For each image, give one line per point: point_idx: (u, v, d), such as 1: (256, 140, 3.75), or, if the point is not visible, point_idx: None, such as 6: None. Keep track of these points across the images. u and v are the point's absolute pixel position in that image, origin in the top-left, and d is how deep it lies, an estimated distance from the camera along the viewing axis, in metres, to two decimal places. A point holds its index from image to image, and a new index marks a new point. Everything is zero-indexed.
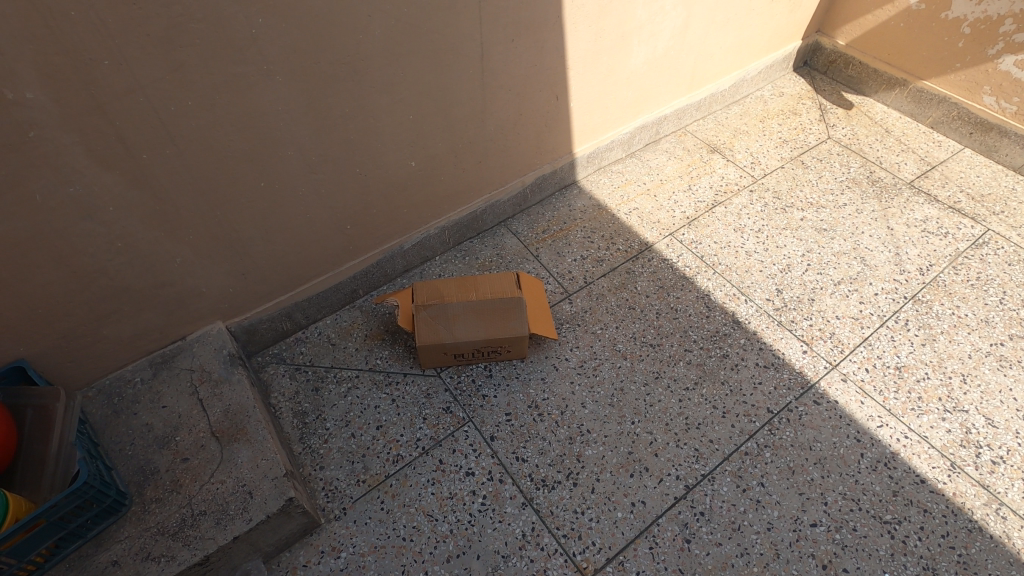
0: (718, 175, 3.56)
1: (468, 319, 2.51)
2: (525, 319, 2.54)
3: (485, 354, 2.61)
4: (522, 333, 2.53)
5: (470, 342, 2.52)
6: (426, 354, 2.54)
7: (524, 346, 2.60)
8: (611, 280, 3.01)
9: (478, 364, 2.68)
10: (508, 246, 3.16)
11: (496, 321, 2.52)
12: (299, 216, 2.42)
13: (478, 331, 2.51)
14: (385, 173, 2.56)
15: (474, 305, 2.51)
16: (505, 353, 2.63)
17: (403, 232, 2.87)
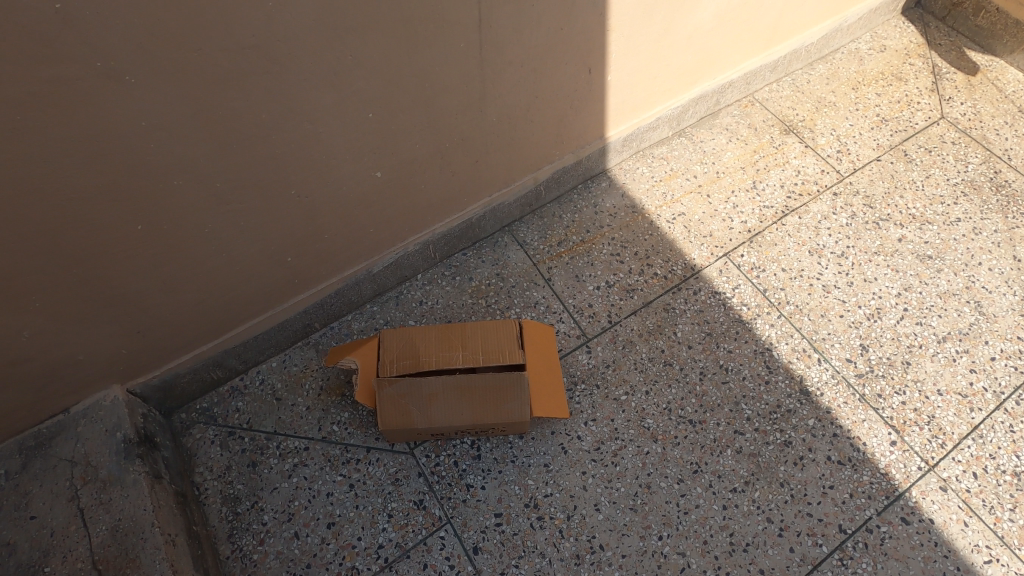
0: (793, 168, 2.71)
1: (448, 398, 1.87)
2: (525, 401, 1.88)
3: (472, 432, 1.99)
4: (520, 418, 1.90)
5: (450, 425, 1.90)
6: (392, 434, 1.93)
7: (522, 427, 1.98)
8: (642, 321, 2.31)
9: (465, 439, 2.07)
10: (512, 264, 2.43)
11: (486, 402, 1.88)
12: (212, 258, 1.71)
13: (461, 413, 1.88)
14: (338, 191, 1.81)
15: (457, 381, 1.85)
16: (499, 431, 2.01)
17: (372, 253, 2.16)
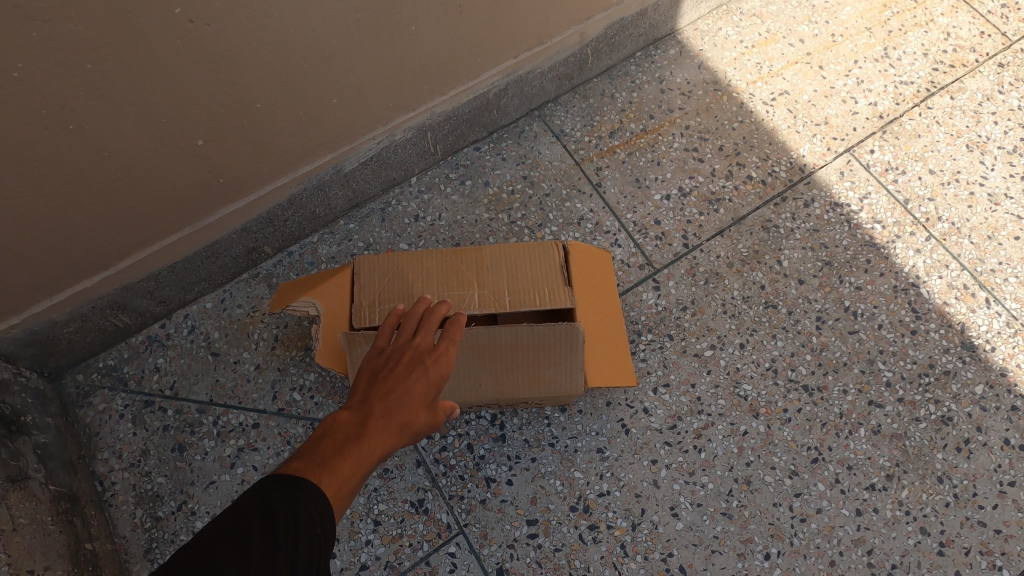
0: (941, 27, 1.91)
1: (457, 362, 1.23)
2: (575, 367, 1.24)
3: (492, 405, 1.37)
4: (565, 389, 1.27)
5: (461, 398, 1.27)
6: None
7: (566, 399, 1.35)
8: (733, 244, 1.62)
9: (481, 412, 1.45)
10: (544, 163, 1.72)
11: (515, 367, 1.24)
12: (46, 128, 1.02)
13: (477, 382, 1.25)
14: (262, 19, 1.10)
15: (472, 338, 1.20)
16: (532, 404, 1.39)
17: (341, 141, 1.45)
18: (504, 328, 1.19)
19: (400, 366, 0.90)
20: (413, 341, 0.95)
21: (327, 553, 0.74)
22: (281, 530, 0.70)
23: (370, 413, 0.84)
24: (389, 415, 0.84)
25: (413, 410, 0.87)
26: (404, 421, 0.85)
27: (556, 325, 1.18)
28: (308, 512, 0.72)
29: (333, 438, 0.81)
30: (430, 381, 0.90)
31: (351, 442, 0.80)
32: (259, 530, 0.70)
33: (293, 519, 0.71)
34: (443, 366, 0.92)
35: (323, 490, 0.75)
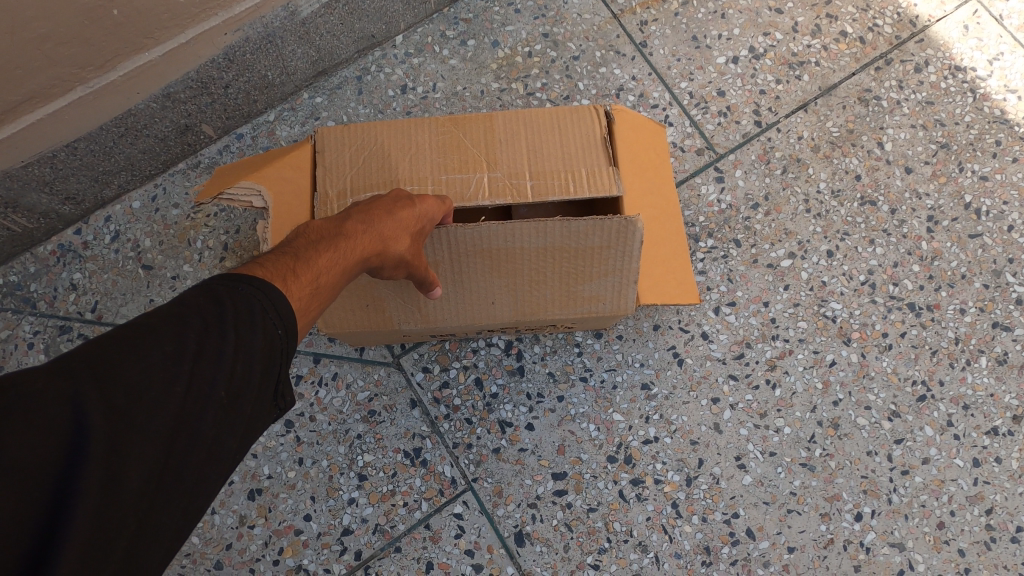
0: None
1: (461, 274, 0.88)
2: (624, 279, 0.89)
3: (510, 329, 1.04)
4: (610, 309, 0.93)
5: (468, 322, 0.94)
6: (352, 336, 0.99)
7: (607, 321, 1.02)
8: (820, 122, 1.23)
9: (495, 338, 1.12)
10: (571, 16, 1.30)
11: (541, 281, 0.90)
12: None
13: (490, 302, 0.91)
14: None
15: (481, 243, 0.85)
16: (562, 327, 1.06)
17: None
18: (525, 226, 0.83)
19: (389, 191, 0.79)
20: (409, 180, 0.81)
21: (283, 373, 0.63)
22: (229, 320, 0.58)
23: (356, 225, 0.73)
24: (374, 232, 0.73)
25: (402, 231, 0.75)
26: (388, 247, 0.74)
27: (600, 220, 0.82)
28: (269, 314, 0.60)
29: (307, 238, 0.70)
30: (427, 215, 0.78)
31: (326, 246, 0.69)
32: (203, 322, 0.57)
33: (249, 319, 0.59)
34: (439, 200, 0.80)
35: (288, 296, 0.63)
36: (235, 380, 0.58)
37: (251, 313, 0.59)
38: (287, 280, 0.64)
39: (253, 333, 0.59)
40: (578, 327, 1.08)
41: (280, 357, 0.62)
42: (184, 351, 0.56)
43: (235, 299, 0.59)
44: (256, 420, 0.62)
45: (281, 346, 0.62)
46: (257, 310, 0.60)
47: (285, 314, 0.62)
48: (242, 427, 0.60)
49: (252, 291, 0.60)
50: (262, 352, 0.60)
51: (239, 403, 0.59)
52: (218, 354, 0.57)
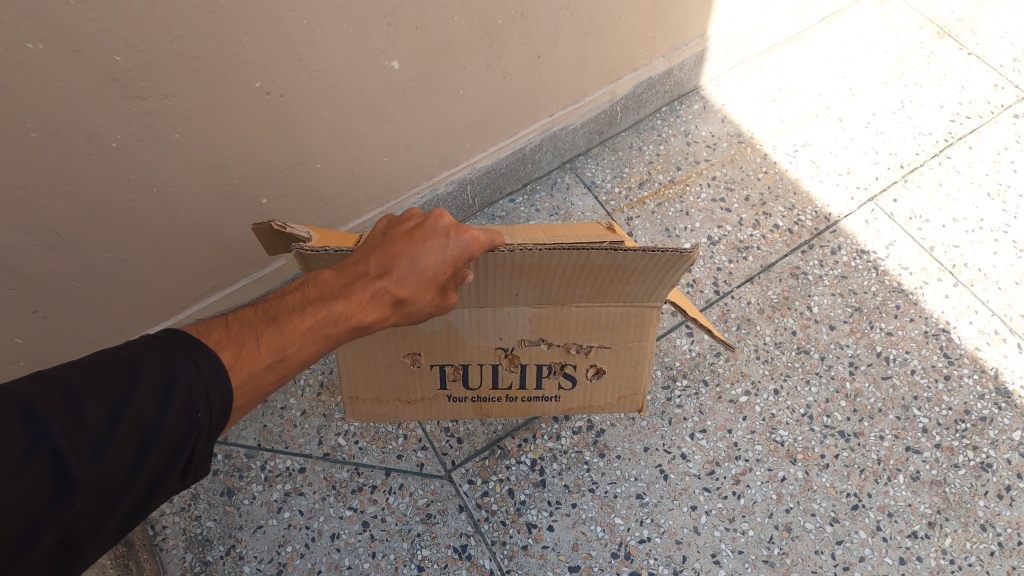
0: (956, 81, 1.99)
1: (492, 278, 1.05)
2: (653, 283, 1.07)
3: (528, 366, 1.25)
4: (638, 301, 1.13)
5: (487, 310, 1.14)
6: (371, 360, 1.21)
7: (627, 348, 1.22)
8: (763, 291, 1.67)
9: (512, 405, 1.34)
10: (577, 213, 1.78)
11: (572, 283, 1.07)
12: (128, 190, 1.12)
13: (515, 294, 1.10)
14: (327, 88, 1.21)
15: (513, 259, 0.99)
16: (583, 370, 1.27)
17: (390, 196, 1.53)
18: (562, 250, 0.96)
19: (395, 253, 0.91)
20: (443, 220, 0.94)
21: (191, 448, 0.71)
22: (156, 393, 0.67)
23: (370, 274, 0.89)
24: (385, 279, 0.89)
25: (387, 302, 0.89)
26: (398, 294, 0.90)
27: (650, 252, 0.95)
28: (193, 390, 0.69)
29: (306, 296, 0.85)
30: (443, 264, 0.92)
31: (323, 304, 0.84)
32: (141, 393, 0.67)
33: (177, 392, 0.68)
34: (429, 272, 0.91)
35: (241, 364, 0.74)
36: (132, 456, 0.67)
37: (164, 400, 0.68)
38: (250, 347, 0.76)
39: (156, 421, 0.67)
40: (598, 390, 1.30)
41: (186, 442, 0.70)
42: (77, 437, 0.64)
43: (193, 357, 0.70)
44: (160, 489, 0.71)
45: (186, 433, 0.70)
46: (173, 394, 0.68)
47: (216, 392, 0.71)
48: (125, 501, 0.68)
49: (180, 369, 0.69)
50: (156, 444, 0.68)
51: (129, 483, 0.67)
52: (130, 431, 0.66)
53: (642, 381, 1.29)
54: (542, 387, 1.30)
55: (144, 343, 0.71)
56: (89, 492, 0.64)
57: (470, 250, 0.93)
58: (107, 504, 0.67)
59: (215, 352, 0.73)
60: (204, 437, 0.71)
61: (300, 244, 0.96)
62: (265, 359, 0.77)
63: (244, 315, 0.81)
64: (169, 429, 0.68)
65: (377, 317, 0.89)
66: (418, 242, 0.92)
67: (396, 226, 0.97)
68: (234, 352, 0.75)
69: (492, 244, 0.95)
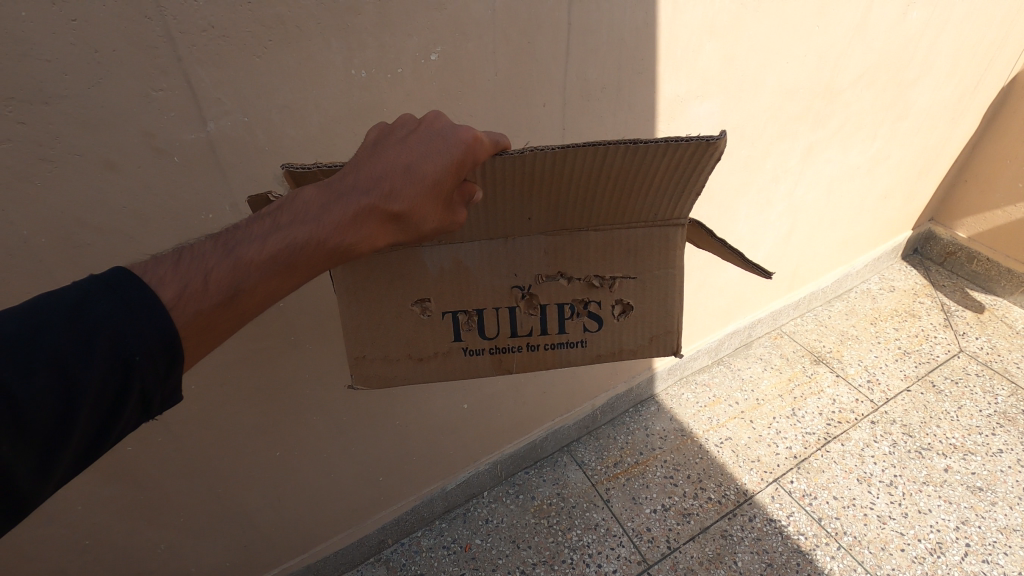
0: (829, 396, 2.93)
1: (503, 193, 0.95)
2: (671, 193, 0.98)
3: (547, 306, 1.12)
4: (657, 217, 1.04)
5: (498, 240, 1.05)
6: (373, 308, 1.08)
7: (651, 279, 1.10)
8: (701, 547, 2.33)
9: (535, 355, 1.18)
10: (571, 483, 2.60)
11: (586, 202, 0.98)
12: (316, 478, 1.96)
13: (527, 218, 1.01)
14: (429, 420, 2.12)
15: (525, 170, 0.89)
16: (606, 308, 1.13)
17: (449, 471, 2.40)
18: (579, 154, 0.86)
19: (380, 165, 0.83)
20: (439, 126, 0.86)
21: (136, 378, 0.75)
22: (88, 335, 0.71)
23: (355, 190, 0.81)
24: (367, 194, 0.81)
25: (366, 232, 0.82)
26: (387, 208, 0.82)
27: (670, 141, 0.85)
28: (131, 332, 0.73)
29: (275, 220, 0.81)
30: (437, 170, 0.83)
31: (289, 231, 0.79)
32: (70, 334, 0.71)
33: (113, 330, 0.72)
34: (412, 191, 0.82)
35: (184, 310, 0.76)
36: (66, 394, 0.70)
37: (93, 352, 0.71)
38: (196, 283, 0.77)
39: (85, 374, 0.71)
40: (624, 327, 1.16)
41: (126, 388, 0.75)
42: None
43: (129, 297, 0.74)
44: (112, 425, 0.77)
45: (122, 379, 0.74)
46: (101, 345, 0.72)
47: (155, 348, 0.75)
48: (74, 440, 0.73)
49: (111, 317, 0.73)
50: (86, 396, 0.72)
51: (63, 433, 0.71)
52: (67, 373, 0.70)
53: (671, 317, 1.15)
54: (565, 332, 1.16)
55: (66, 298, 0.73)
56: (25, 438, 0.69)
57: (469, 155, 0.84)
58: (58, 444, 0.72)
59: (156, 290, 0.76)
60: (150, 376, 0.76)
61: (289, 163, 0.87)
62: (220, 290, 0.77)
63: (205, 249, 0.80)
64: (100, 382, 0.72)
65: (362, 240, 0.82)
66: (409, 152, 0.83)
67: (386, 139, 0.87)
68: (180, 289, 0.76)
69: (499, 145, 0.87)
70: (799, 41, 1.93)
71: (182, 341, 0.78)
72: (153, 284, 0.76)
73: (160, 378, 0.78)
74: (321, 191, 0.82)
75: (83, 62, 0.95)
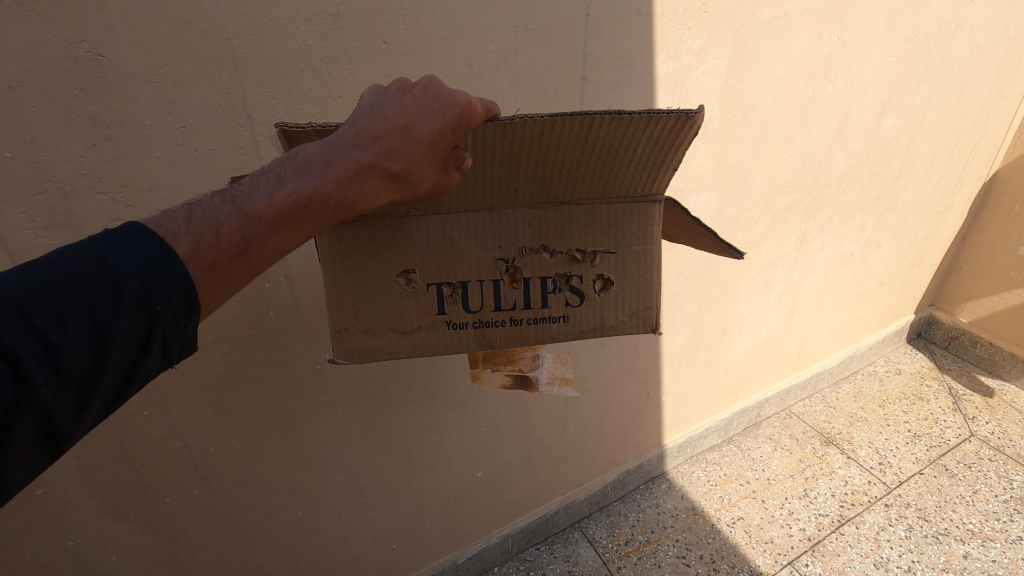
0: (841, 478, 2.92)
1: (488, 163, 0.84)
2: (656, 164, 0.87)
3: (532, 280, 0.96)
4: (639, 192, 0.92)
5: (484, 212, 0.91)
6: (354, 278, 0.91)
7: (636, 253, 0.96)
8: None
9: (519, 332, 1.00)
10: (583, 561, 2.57)
11: (573, 170, 0.86)
12: (333, 543, 2.01)
13: (511, 189, 0.88)
14: (443, 487, 2.18)
15: (515, 136, 0.79)
16: (590, 283, 0.97)
17: (460, 543, 2.42)
18: (569, 119, 0.77)
19: (375, 121, 0.76)
20: (437, 83, 0.79)
21: (160, 328, 0.71)
22: (114, 282, 0.68)
23: (355, 148, 0.75)
24: (367, 152, 0.76)
25: (368, 192, 0.77)
26: (387, 166, 0.76)
27: (655, 114, 0.78)
28: (147, 282, 0.68)
29: (275, 177, 0.75)
30: (437, 127, 0.76)
31: (290, 188, 0.74)
32: (95, 280, 0.67)
33: (135, 278, 0.68)
34: (412, 149, 0.76)
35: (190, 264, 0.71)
36: (94, 341, 0.67)
37: (118, 298, 0.67)
38: (196, 240, 0.71)
39: (110, 320, 0.67)
40: (609, 305, 0.99)
41: (152, 336, 0.71)
42: (33, 341, 0.64)
43: (140, 247, 0.69)
44: (140, 375, 0.73)
45: (149, 326, 0.70)
46: (126, 291, 0.68)
47: (177, 296, 0.70)
48: (102, 390, 0.70)
49: (133, 264, 0.68)
50: (115, 341, 0.68)
51: (95, 379, 0.68)
52: (93, 319, 0.67)
53: (657, 292, 0.99)
54: (549, 307, 0.99)
55: (91, 246, 0.69)
56: (59, 383, 0.66)
57: (468, 113, 0.75)
58: (89, 392, 0.69)
59: (172, 243, 0.71)
60: (175, 326, 0.72)
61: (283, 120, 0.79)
62: (230, 245, 0.72)
63: (213, 204, 0.74)
64: (127, 328, 0.68)
65: (364, 199, 0.77)
66: (406, 107, 0.77)
67: (382, 96, 0.81)
68: (194, 242, 0.71)
69: (491, 113, 0.78)
70: (785, 143, 2.17)
71: (200, 292, 0.73)
72: (167, 235, 0.71)
73: (187, 328, 0.73)
74: (318, 148, 0.76)
75: (185, 160, 1.17)
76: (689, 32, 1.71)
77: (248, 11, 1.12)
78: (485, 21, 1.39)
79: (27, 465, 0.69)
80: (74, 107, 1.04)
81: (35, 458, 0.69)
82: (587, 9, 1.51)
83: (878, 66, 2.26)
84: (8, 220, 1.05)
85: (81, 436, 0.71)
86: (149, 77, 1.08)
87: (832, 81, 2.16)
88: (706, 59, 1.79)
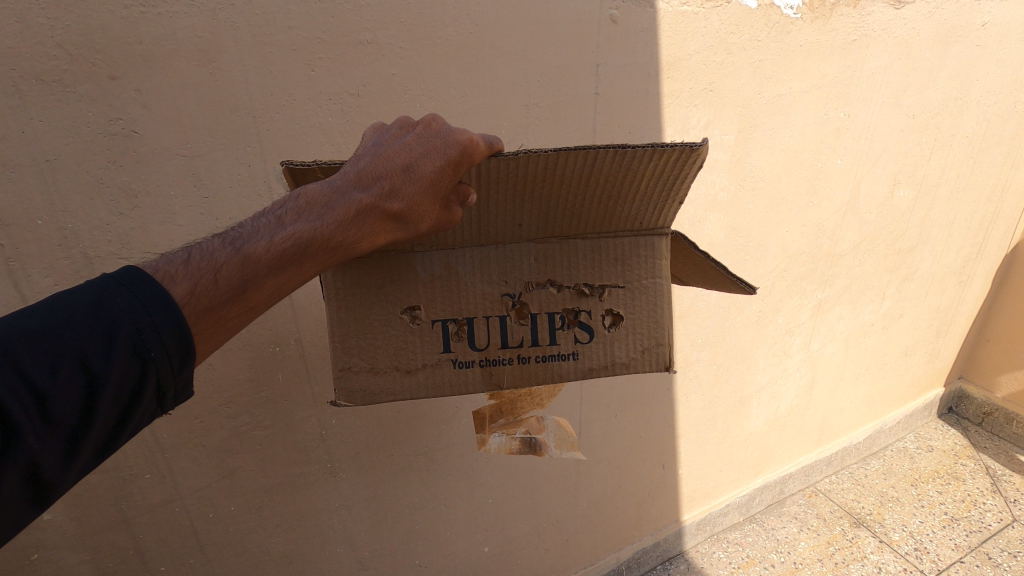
0: (874, 563, 2.73)
1: (493, 198, 0.86)
2: (661, 197, 0.89)
3: (539, 316, 0.95)
4: (644, 226, 0.93)
5: (489, 247, 0.93)
6: (359, 316, 0.91)
7: (644, 287, 0.95)
8: None
9: (527, 371, 0.98)
10: None
11: (575, 206, 0.88)
12: None
13: (516, 224, 0.90)
14: (447, 562, 2.09)
15: (519, 171, 0.82)
16: (599, 318, 0.96)
17: None
18: (572, 154, 0.79)
19: (377, 162, 0.79)
20: (438, 123, 0.82)
21: (153, 371, 0.71)
22: (109, 327, 0.69)
23: (357, 190, 0.77)
24: (367, 192, 0.77)
25: (369, 233, 0.78)
26: (389, 207, 0.78)
27: (658, 147, 0.80)
28: (141, 325, 0.69)
29: (276, 220, 0.76)
30: (437, 166, 0.78)
31: (290, 229, 0.75)
32: (90, 325, 0.69)
33: (129, 320, 0.69)
34: (412, 187, 0.78)
35: (186, 306, 0.71)
36: (84, 386, 0.68)
37: (112, 344, 0.68)
38: (197, 281, 0.72)
39: (103, 366, 0.68)
40: (620, 340, 0.97)
41: (144, 382, 0.71)
42: (23, 390, 0.65)
43: (135, 290, 0.70)
44: (135, 420, 0.73)
45: (141, 373, 0.70)
46: (121, 336, 0.69)
47: (170, 342, 0.71)
48: (94, 435, 0.70)
49: (129, 309, 0.70)
50: (105, 388, 0.68)
51: (86, 425, 0.69)
52: (85, 364, 0.68)
53: (668, 326, 0.97)
54: (557, 344, 0.97)
55: (88, 291, 0.70)
56: (47, 430, 0.66)
57: (469, 150, 0.78)
58: (80, 439, 0.69)
59: (169, 287, 0.72)
60: (169, 371, 0.72)
61: (288, 159, 0.82)
62: (227, 287, 0.73)
63: (212, 246, 0.75)
64: (119, 373, 0.69)
65: (363, 239, 0.78)
66: (407, 148, 0.79)
67: (383, 137, 0.83)
68: (190, 285, 0.72)
69: (494, 147, 0.81)
70: (797, 212, 2.19)
71: (196, 336, 0.73)
72: (164, 280, 0.72)
73: (181, 373, 0.74)
74: (320, 188, 0.78)
75: (206, 226, 1.22)
76: (696, 108, 1.77)
77: (274, 91, 1.20)
78: (499, 100, 1.46)
79: (13, 516, 0.68)
80: (106, 177, 1.10)
81: (25, 507, 0.69)
82: (597, 88, 1.59)
83: (886, 139, 2.29)
84: (35, 282, 1.09)
85: (70, 485, 0.70)
86: (179, 151, 1.15)
87: (841, 154, 2.20)
88: (714, 133, 1.84)
